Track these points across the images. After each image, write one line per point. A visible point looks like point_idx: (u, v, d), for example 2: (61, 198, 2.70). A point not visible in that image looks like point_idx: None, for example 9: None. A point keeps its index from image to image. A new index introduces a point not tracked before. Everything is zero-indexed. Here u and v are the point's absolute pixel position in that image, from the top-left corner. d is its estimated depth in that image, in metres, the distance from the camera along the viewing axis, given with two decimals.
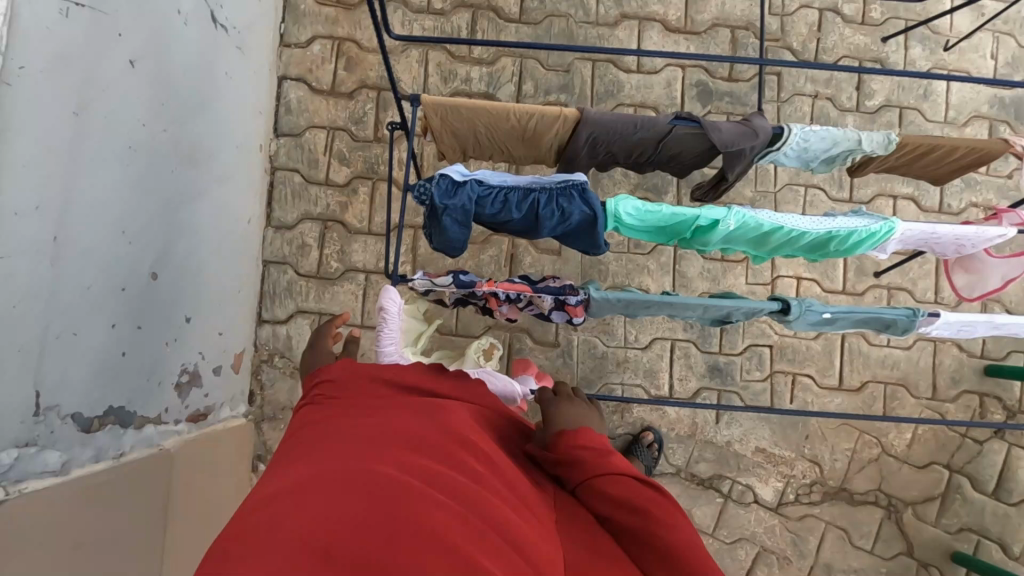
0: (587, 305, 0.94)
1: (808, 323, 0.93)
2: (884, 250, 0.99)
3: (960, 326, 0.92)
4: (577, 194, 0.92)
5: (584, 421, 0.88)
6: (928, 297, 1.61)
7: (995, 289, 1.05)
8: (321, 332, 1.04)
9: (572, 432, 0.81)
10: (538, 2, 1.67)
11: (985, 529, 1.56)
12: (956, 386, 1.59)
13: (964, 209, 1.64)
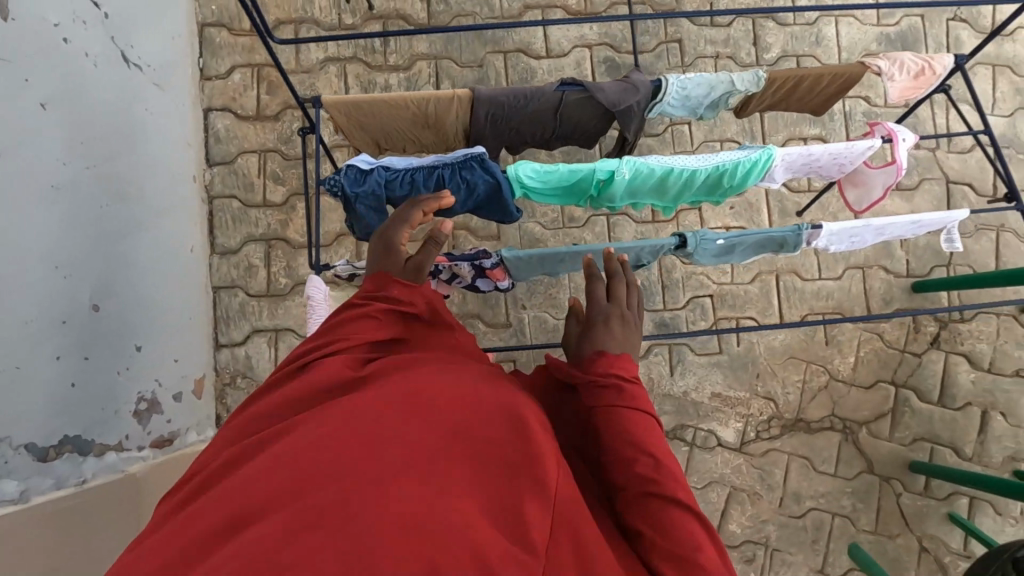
0: (504, 266, 1.00)
1: (707, 253, 1.00)
2: (773, 178, 1.07)
3: (844, 232, 0.99)
4: (477, 164, 0.98)
5: (628, 340, 0.90)
6: None
7: (881, 200, 1.13)
8: (393, 228, 0.87)
9: (614, 360, 0.83)
10: (444, 5, 1.75)
11: (937, 435, 1.65)
12: (888, 306, 1.68)
13: None
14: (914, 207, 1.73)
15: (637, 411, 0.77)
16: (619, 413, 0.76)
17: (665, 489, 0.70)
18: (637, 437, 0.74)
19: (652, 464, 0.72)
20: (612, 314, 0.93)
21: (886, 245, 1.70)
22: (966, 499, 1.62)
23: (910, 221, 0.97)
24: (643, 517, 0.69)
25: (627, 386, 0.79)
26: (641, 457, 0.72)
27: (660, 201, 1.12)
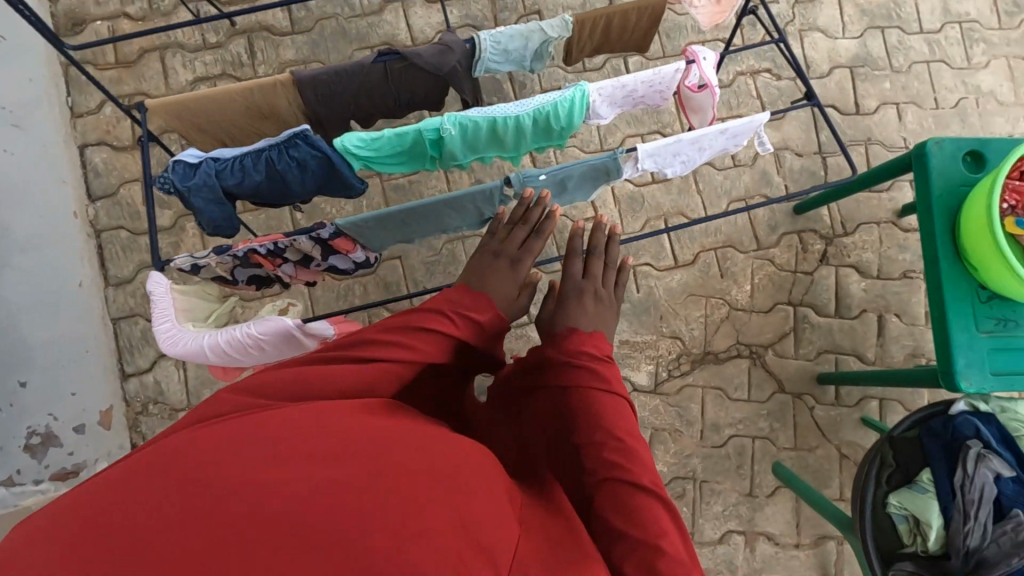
0: (344, 234, 1.02)
1: (537, 191, 1.04)
2: (598, 114, 1.12)
3: (656, 151, 1.04)
4: (302, 141, 1.01)
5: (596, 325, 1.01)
6: (727, 163, 1.77)
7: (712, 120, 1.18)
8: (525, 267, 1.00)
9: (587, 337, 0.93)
10: (305, 11, 1.78)
11: (838, 346, 1.71)
12: (775, 232, 1.75)
13: (733, 79, 1.82)
14: (785, 135, 1.80)
15: (613, 398, 0.85)
16: (597, 397, 0.84)
17: (632, 474, 0.78)
18: (606, 421, 0.82)
19: (619, 448, 0.80)
20: (587, 291, 1.07)
21: (763, 175, 1.78)
22: (876, 402, 1.69)
23: (713, 130, 1.02)
24: (613, 505, 0.77)
25: (601, 369, 0.87)
26: (611, 441, 0.80)
27: (506, 150, 1.17)
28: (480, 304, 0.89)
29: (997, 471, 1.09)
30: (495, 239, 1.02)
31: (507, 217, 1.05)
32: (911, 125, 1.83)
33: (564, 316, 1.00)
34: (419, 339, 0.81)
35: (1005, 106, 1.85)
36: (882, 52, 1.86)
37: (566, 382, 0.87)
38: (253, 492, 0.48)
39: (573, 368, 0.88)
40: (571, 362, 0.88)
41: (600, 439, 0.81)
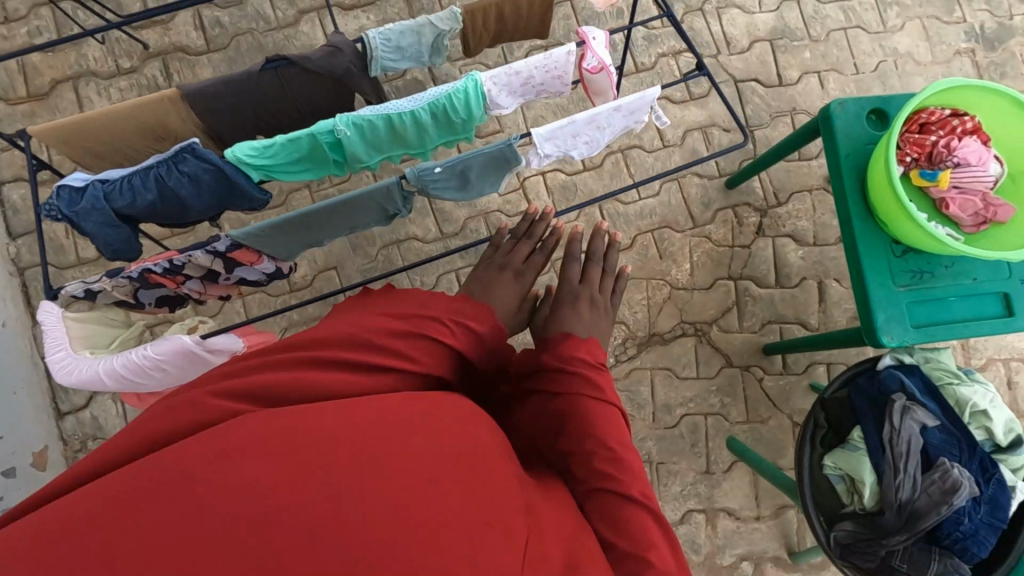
0: (240, 245, 0.99)
1: (437, 184, 1.04)
2: (501, 104, 1.12)
3: (553, 134, 1.04)
4: (189, 155, 0.99)
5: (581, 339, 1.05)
6: (657, 145, 1.79)
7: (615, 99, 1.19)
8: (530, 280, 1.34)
9: (579, 344, 0.99)
10: (219, 28, 1.77)
11: (782, 315, 1.72)
12: (709, 208, 1.76)
13: (655, 60, 1.83)
14: (712, 111, 1.81)
15: (609, 410, 0.90)
16: (593, 406, 0.88)
17: (621, 486, 0.81)
18: (599, 430, 0.85)
19: (609, 457, 0.83)
20: (583, 296, 1.29)
21: (692, 153, 1.79)
22: (823, 367, 1.69)
23: (602, 108, 1.02)
24: (599, 513, 0.80)
25: (593, 377, 0.93)
26: (603, 451, 0.84)
27: (416, 147, 1.15)
28: (479, 314, 0.96)
29: (923, 422, 1.09)
30: (504, 255, 1.37)
31: (512, 233, 1.41)
32: (834, 92, 1.86)
33: (559, 321, 1.18)
34: (426, 339, 0.84)
35: (922, 65, 1.89)
36: (800, 23, 1.88)
37: (562, 390, 0.92)
38: (242, 487, 0.48)
39: (568, 376, 0.93)
40: (567, 370, 0.93)
41: (592, 448, 0.84)
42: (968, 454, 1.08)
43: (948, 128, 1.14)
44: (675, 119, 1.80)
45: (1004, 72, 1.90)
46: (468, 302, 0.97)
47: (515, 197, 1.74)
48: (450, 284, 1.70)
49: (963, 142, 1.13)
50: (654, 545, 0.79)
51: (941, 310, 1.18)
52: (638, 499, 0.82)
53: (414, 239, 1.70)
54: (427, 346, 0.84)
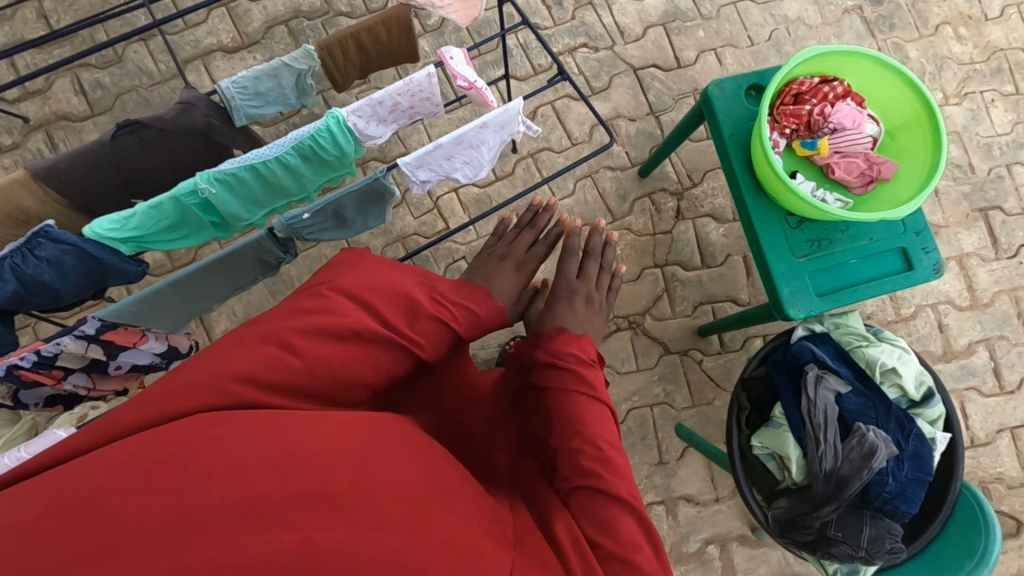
0: (112, 324, 0.95)
1: (311, 227, 1.00)
2: (372, 134, 1.09)
3: (421, 158, 1.02)
4: (45, 238, 0.96)
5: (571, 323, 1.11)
6: (565, 144, 1.78)
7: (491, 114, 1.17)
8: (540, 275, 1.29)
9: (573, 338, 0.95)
10: (101, 89, 1.71)
11: (713, 295, 1.72)
12: (626, 200, 1.76)
13: (553, 60, 1.82)
14: (615, 103, 1.81)
15: (601, 407, 0.87)
16: (583, 401, 0.86)
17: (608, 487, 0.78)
18: (590, 429, 0.83)
19: (601, 458, 0.80)
20: (580, 294, 1.26)
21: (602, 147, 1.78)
22: (760, 340, 1.70)
23: (467, 127, 1.01)
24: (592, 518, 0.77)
25: (586, 372, 0.89)
26: (591, 450, 0.81)
27: (296, 192, 1.11)
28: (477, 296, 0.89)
29: (836, 390, 1.10)
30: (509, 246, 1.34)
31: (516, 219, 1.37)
32: (732, 67, 1.87)
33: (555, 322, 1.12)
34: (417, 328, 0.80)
35: (814, 29, 1.91)
36: (690, 3, 1.89)
37: (563, 386, 0.88)
38: (226, 473, 0.51)
39: (562, 371, 0.89)
40: (559, 364, 0.90)
41: (581, 445, 0.82)
42: (885, 415, 1.10)
43: (821, 95, 1.15)
44: (580, 115, 1.79)
45: (893, 24, 1.93)
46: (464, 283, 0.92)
47: (430, 218, 1.71)
48: None
49: (837, 107, 1.15)
50: (642, 547, 0.76)
51: (843, 275, 1.19)
52: (626, 499, 0.79)
53: None
54: (433, 334, 0.81)
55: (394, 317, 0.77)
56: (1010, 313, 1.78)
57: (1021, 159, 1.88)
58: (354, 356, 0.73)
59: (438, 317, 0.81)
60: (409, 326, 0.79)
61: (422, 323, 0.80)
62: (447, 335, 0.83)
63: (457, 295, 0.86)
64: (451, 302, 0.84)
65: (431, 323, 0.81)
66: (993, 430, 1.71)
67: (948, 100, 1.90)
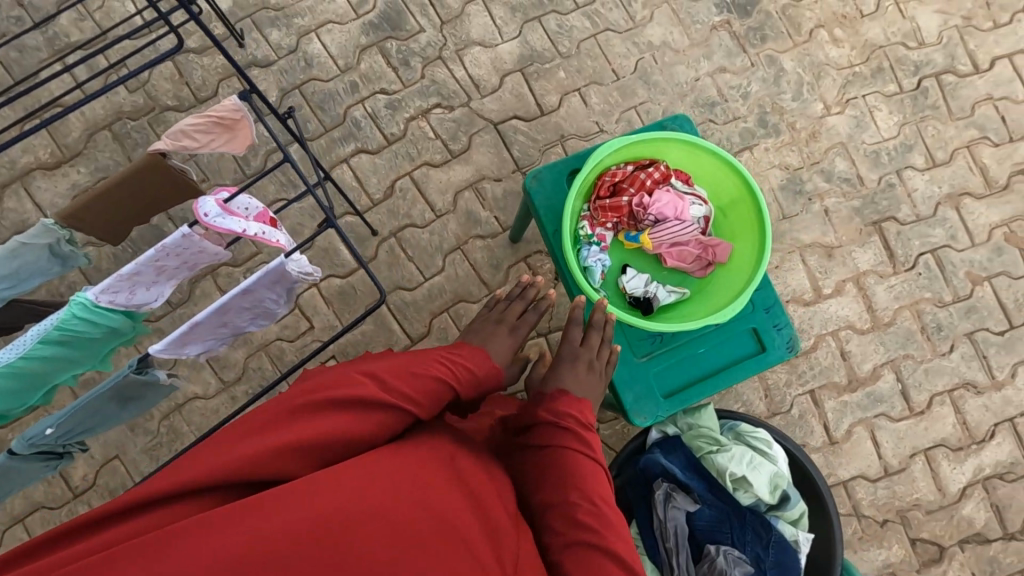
0: None
1: (70, 433, 0.91)
2: (139, 302, 0.99)
3: (171, 338, 0.90)
4: None
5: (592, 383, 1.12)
6: (429, 217, 1.67)
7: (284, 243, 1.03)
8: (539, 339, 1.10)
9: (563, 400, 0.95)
10: None
11: None
12: (500, 268, 1.66)
13: (405, 126, 1.70)
14: (478, 165, 1.70)
15: (592, 463, 0.89)
16: (580, 461, 0.88)
17: (602, 539, 0.81)
18: (585, 484, 0.86)
19: (594, 510, 0.84)
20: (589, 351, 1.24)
21: (469, 215, 1.68)
22: None
23: (228, 297, 0.90)
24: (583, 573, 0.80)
25: (584, 433, 0.92)
26: (588, 505, 0.84)
27: (71, 372, 1.00)
28: (477, 358, 1.05)
29: (686, 508, 1.03)
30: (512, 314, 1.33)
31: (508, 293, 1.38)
32: (598, 107, 1.76)
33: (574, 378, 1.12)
34: (421, 393, 0.93)
35: (681, 52, 1.80)
36: (546, 43, 1.77)
37: (559, 445, 0.90)
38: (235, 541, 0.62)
39: (561, 432, 0.91)
40: (558, 426, 0.92)
41: (575, 499, 0.85)
42: (739, 523, 1.04)
43: (637, 184, 1.05)
44: (441, 184, 1.69)
45: (764, 35, 1.82)
46: (464, 347, 1.08)
47: (292, 320, 1.60)
48: None
49: (655, 195, 1.05)
50: None
51: (692, 369, 1.10)
52: (621, 558, 0.82)
53: (196, 397, 1.56)
54: (432, 391, 0.95)
55: (403, 382, 0.92)
56: (913, 329, 1.70)
57: (911, 162, 1.79)
58: (371, 422, 0.85)
59: (443, 380, 0.96)
60: (416, 389, 0.93)
61: (424, 382, 0.94)
62: (446, 394, 0.97)
63: (460, 360, 1.03)
64: (449, 362, 1.00)
65: (437, 384, 0.95)
66: (906, 455, 1.65)
67: (830, 110, 1.80)
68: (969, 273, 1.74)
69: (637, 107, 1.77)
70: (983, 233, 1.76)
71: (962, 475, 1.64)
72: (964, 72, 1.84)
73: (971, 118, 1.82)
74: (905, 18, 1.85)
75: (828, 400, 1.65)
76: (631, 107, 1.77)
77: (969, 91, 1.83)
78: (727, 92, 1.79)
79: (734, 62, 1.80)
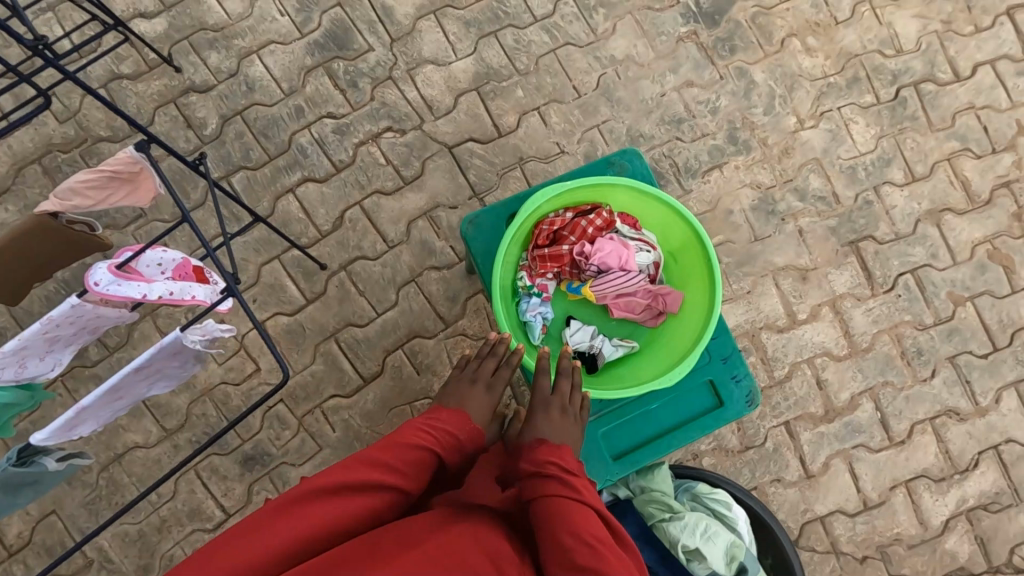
0: None
1: None
2: (40, 371, 0.90)
3: (58, 425, 0.80)
4: None
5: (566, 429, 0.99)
6: (381, 248, 1.58)
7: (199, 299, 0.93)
8: (501, 386, 1.01)
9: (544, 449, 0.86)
10: None
11: None
12: (457, 300, 1.57)
13: (355, 152, 1.61)
14: (432, 191, 1.61)
15: (579, 504, 0.79)
16: (566, 505, 0.78)
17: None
18: (577, 527, 0.75)
19: (591, 552, 0.73)
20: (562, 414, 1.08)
21: (423, 245, 1.59)
22: None
23: (118, 377, 0.81)
24: None
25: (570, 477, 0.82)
26: (584, 547, 0.73)
27: None
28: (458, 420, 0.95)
29: None
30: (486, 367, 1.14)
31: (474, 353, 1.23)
32: (559, 126, 1.67)
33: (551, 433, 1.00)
34: (404, 465, 0.86)
35: (646, 66, 1.70)
36: (502, 59, 1.68)
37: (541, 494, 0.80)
38: None
39: (544, 482, 0.82)
40: (539, 476, 0.82)
41: (570, 543, 0.73)
42: None
43: (578, 232, 0.98)
44: (393, 213, 1.60)
45: (734, 46, 1.72)
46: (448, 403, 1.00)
47: (237, 361, 1.51)
48: (194, 486, 1.49)
49: (597, 244, 0.97)
50: None
51: (643, 427, 1.02)
52: None
53: (136, 447, 1.48)
54: (416, 461, 0.87)
55: (382, 452, 0.86)
56: (893, 354, 1.62)
57: (889, 177, 1.70)
58: (348, 503, 0.80)
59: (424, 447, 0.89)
60: (398, 460, 0.86)
61: (405, 454, 0.86)
62: (433, 464, 0.89)
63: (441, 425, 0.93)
64: (431, 429, 0.91)
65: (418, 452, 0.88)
66: (886, 488, 1.57)
67: (803, 124, 1.71)
68: (951, 293, 1.66)
69: (600, 126, 1.68)
70: (965, 250, 1.68)
71: (945, 507, 1.57)
72: (945, 80, 1.74)
73: (952, 129, 1.73)
74: (881, 23, 1.76)
75: (803, 431, 1.58)
76: (593, 126, 1.68)
77: (950, 100, 1.74)
78: (694, 108, 1.70)
79: (701, 76, 1.71)
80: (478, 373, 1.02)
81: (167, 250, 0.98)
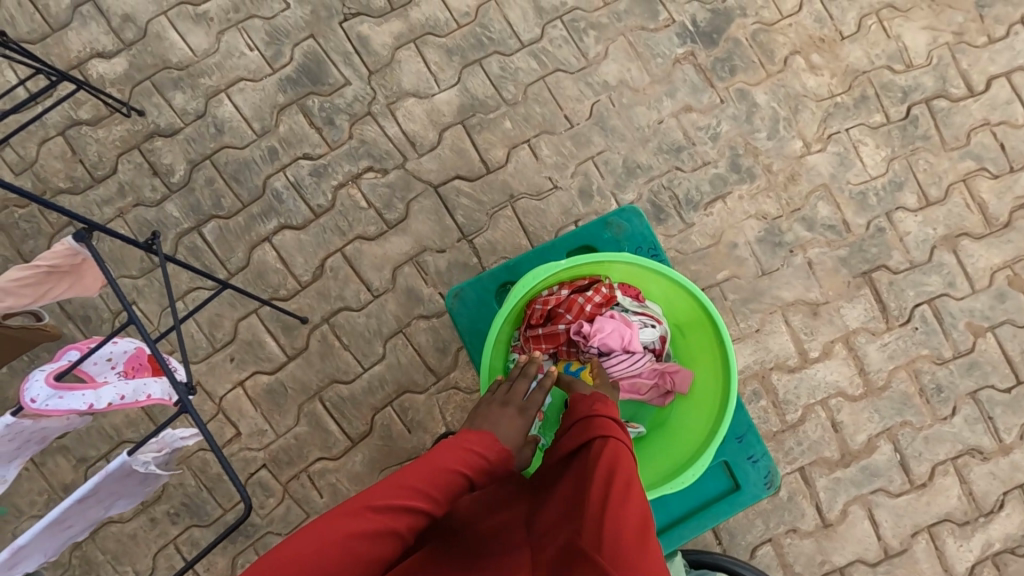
0: None
1: None
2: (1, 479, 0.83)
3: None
4: None
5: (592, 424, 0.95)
6: (365, 299, 1.48)
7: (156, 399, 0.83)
8: (536, 409, 0.93)
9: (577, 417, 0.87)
10: None
11: None
12: (448, 352, 1.47)
13: (334, 196, 1.51)
14: (417, 234, 1.51)
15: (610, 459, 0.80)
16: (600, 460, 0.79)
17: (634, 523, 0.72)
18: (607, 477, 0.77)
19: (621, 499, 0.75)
20: None
21: (410, 293, 1.49)
22: None
23: (58, 510, 0.72)
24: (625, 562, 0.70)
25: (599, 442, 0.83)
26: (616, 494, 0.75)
27: None
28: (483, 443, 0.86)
29: None
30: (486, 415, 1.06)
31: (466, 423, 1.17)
32: (551, 159, 1.57)
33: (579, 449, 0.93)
34: (428, 489, 0.81)
35: (640, 91, 1.60)
36: (488, 89, 1.57)
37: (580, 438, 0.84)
38: None
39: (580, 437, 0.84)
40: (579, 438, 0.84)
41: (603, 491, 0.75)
42: None
43: (575, 309, 0.96)
44: (377, 260, 1.50)
45: (733, 66, 1.62)
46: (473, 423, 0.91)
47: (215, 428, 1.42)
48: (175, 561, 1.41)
49: (596, 323, 0.95)
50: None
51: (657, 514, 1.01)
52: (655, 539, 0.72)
53: (110, 521, 1.39)
54: (441, 481, 0.82)
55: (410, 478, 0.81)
56: (910, 392, 1.53)
57: (902, 202, 1.61)
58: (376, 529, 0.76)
59: (449, 468, 0.82)
60: (426, 481, 0.81)
61: (434, 477, 0.81)
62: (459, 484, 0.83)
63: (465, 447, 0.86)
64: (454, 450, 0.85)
65: (444, 473, 0.82)
66: (907, 535, 1.49)
67: (810, 147, 1.61)
68: (971, 324, 1.57)
69: (595, 157, 1.58)
70: (984, 277, 1.58)
71: (970, 553, 1.50)
72: (958, 95, 1.64)
73: (967, 148, 1.63)
74: (889, 37, 1.65)
75: (818, 478, 1.49)
76: (588, 158, 1.58)
77: (963, 117, 1.64)
78: (693, 134, 1.60)
79: (700, 100, 1.61)
80: (509, 396, 0.93)
81: (119, 340, 0.88)
